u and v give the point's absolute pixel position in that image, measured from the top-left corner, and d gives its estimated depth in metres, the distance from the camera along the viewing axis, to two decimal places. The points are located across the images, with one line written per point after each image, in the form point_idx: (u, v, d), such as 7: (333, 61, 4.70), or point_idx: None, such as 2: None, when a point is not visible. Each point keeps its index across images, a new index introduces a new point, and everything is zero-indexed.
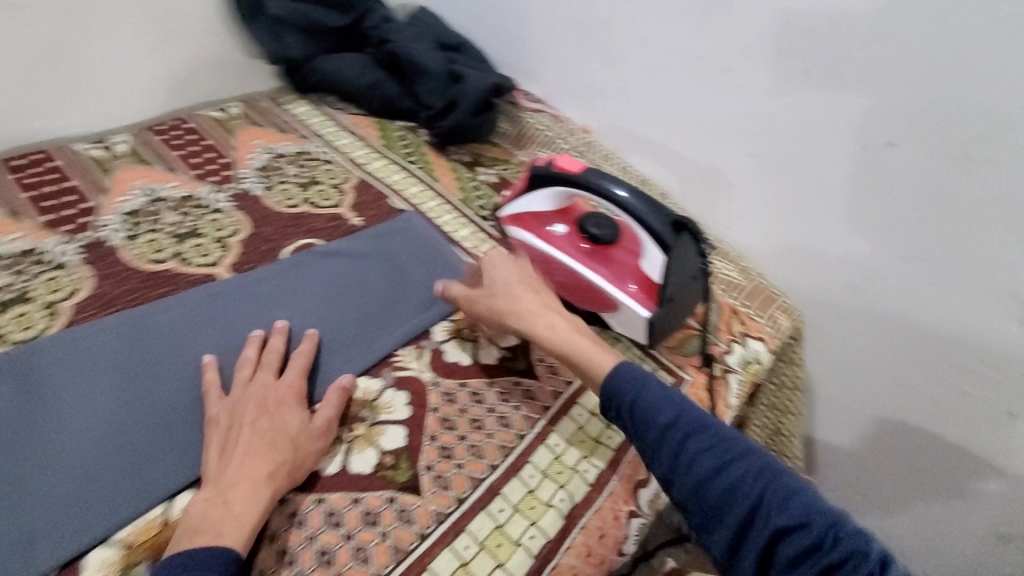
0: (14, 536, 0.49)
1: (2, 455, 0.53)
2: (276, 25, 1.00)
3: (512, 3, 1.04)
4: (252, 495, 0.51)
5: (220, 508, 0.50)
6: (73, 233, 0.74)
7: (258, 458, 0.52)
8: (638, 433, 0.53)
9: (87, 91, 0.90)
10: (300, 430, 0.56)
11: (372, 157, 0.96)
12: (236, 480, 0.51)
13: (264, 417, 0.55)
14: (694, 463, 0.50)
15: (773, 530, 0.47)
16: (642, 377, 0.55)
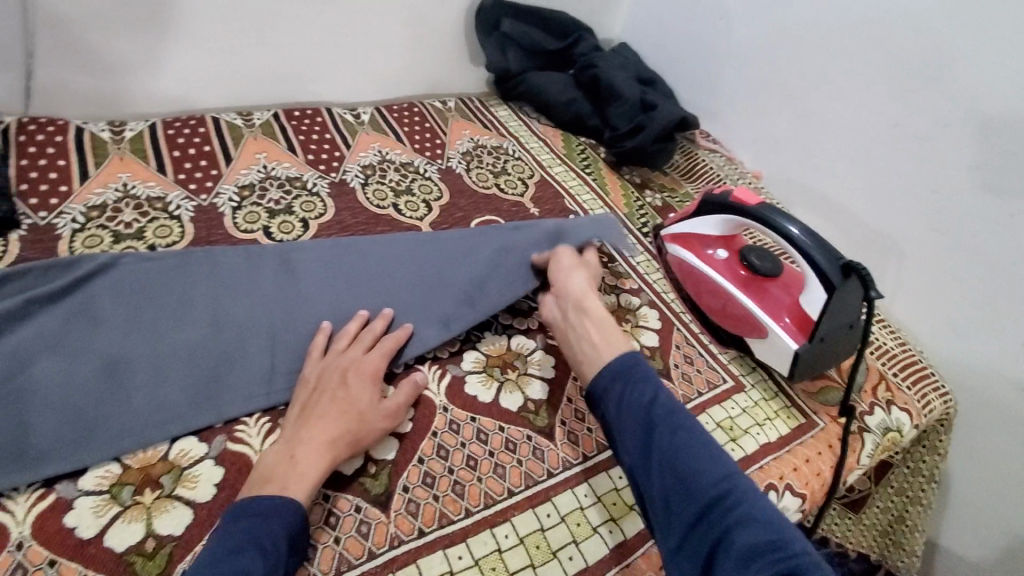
0: (261, 371, 0.64)
1: (262, 311, 0.68)
2: (504, 41, 1.16)
3: (712, 50, 1.12)
4: (317, 456, 0.55)
5: (288, 463, 0.54)
6: (326, 172, 0.94)
7: (329, 424, 0.57)
8: (632, 404, 0.55)
9: (353, 69, 1.12)
10: (371, 406, 0.59)
11: (555, 162, 1.09)
12: (305, 440, 0.56)
13: (342, 388, 0.60)
14: (673, 440, 0.53)
15: (736, 519, 0.48)
16: (649, 369, 0.58)
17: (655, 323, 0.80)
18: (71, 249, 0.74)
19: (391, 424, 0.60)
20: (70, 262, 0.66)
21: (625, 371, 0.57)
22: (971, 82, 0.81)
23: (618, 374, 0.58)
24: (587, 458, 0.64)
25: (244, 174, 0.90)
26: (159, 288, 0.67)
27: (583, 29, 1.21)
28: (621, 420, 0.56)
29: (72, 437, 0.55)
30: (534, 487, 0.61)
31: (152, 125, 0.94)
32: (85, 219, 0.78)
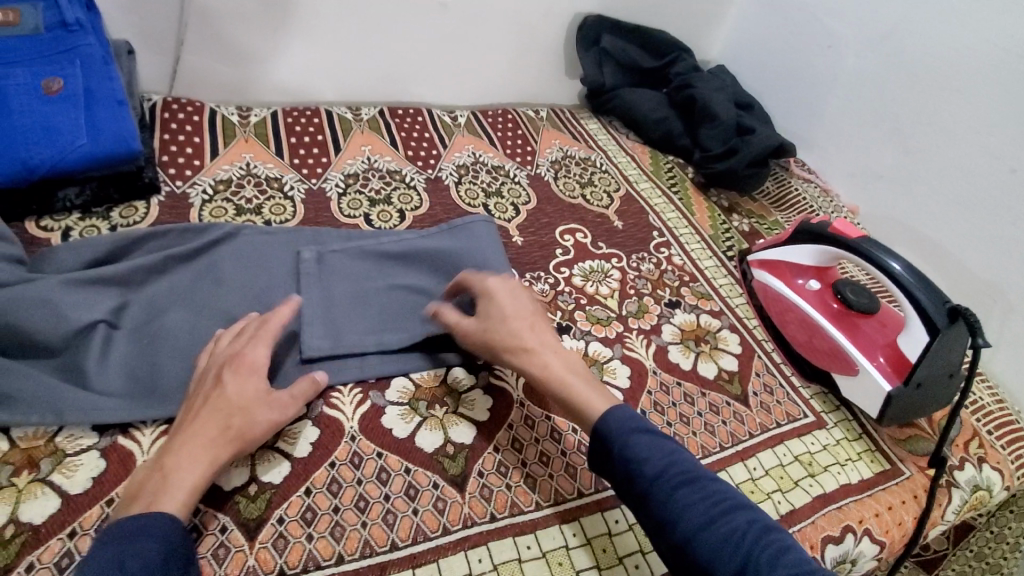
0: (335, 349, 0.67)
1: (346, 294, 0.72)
2: (602, 56, 1.18)
3: (816, 79, 1.10)
4: (190, 462, 0.51)
5: (157, 476, 0.50)
6: (424, 168, 1.00)
7: (202, 429, 0.52)
8: (631, 475, 0.52)
9: (455, 74, 1.17)
10: (254, 398, 0.55)
11: (641, 178, 1.09)
12: (176, 449, 0.51)
13: (211, 390, 0.54)
14: (683, 507, 0.50)
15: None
16: (636, 426, 0.54)
17: (735, 347, 0.79)
18: (201, 218, 0.82)
19: (280, 414, 0.56)
20: (201, 228, 0.73)
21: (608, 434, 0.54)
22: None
23: (604, 438, 0.55)
24: (544, 504, 0.59)
25: (351, 163, 0.97)
26: (272, 258, 0.74)
27: (683, 49, 1.21)
28: (627, 489, 0.53)
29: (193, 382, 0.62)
30: (589, 496, 0.61)
31: (274, 113, 1.02)
32: (213, 192, 0.86)
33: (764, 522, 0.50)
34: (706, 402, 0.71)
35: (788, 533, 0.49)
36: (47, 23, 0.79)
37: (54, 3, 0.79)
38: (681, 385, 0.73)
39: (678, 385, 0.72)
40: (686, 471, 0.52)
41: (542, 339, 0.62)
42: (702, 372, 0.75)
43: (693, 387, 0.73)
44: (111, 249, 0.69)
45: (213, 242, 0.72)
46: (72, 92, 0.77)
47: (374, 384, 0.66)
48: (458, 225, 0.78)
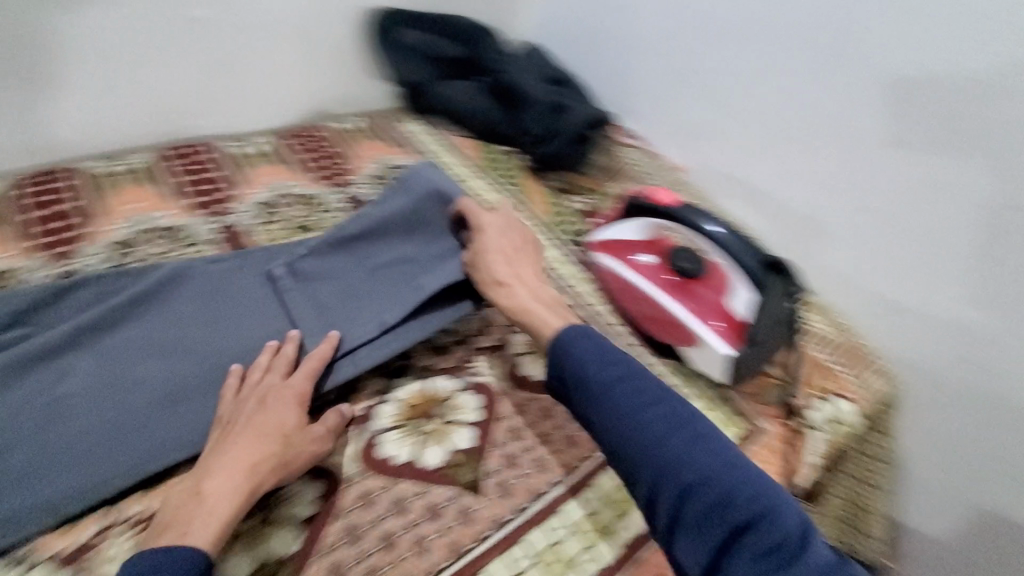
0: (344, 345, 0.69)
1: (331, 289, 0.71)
2: (406, 52, 1.09)
3: (623, 44, 1.09)
4: (224, 487, 0.54)
5: (192, 503, 0.53)
6: (214, 216, 0.86)
7: (246, 450, 0.56)
8: (582, 382, 0.59)
9: (240, 96, 1.01)
10: (295, 428, 0.60)
11: (472, 175, 1.02)
12: (216, 473, 0.55)
13: (260, 414, 0.59)
14: (623, 407, 0.56)
15: (681, 486, 0.52)
16: (593, 338, 0.61)
17: None
18: None
19: (317, 447, 0.60)
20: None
21: (559, 354, 0.61)
22: (886, 52, 0.79)
23: (557, 357, 0.62)
24: (487, 536, 0.59)
25: (117, 231, 0.81)
26: (175, 305, 0.68)
27: (487, 32, 1.15)
28: (576, 397, 0.60)
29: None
30: (573, 477, 0.65)
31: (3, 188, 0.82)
32: None
33: (697, 421, 0.56)
34: (563, 412, 0.71)
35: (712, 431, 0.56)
36: None
37: None
38: (536, 401, 0.71)
39: (531, 402, 0.70)
40: (626, 378, 0.58)
41: (513, 272, 0.71)
42: None
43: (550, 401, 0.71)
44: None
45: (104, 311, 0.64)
46: None
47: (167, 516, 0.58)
48: (410, 182, 0.77)
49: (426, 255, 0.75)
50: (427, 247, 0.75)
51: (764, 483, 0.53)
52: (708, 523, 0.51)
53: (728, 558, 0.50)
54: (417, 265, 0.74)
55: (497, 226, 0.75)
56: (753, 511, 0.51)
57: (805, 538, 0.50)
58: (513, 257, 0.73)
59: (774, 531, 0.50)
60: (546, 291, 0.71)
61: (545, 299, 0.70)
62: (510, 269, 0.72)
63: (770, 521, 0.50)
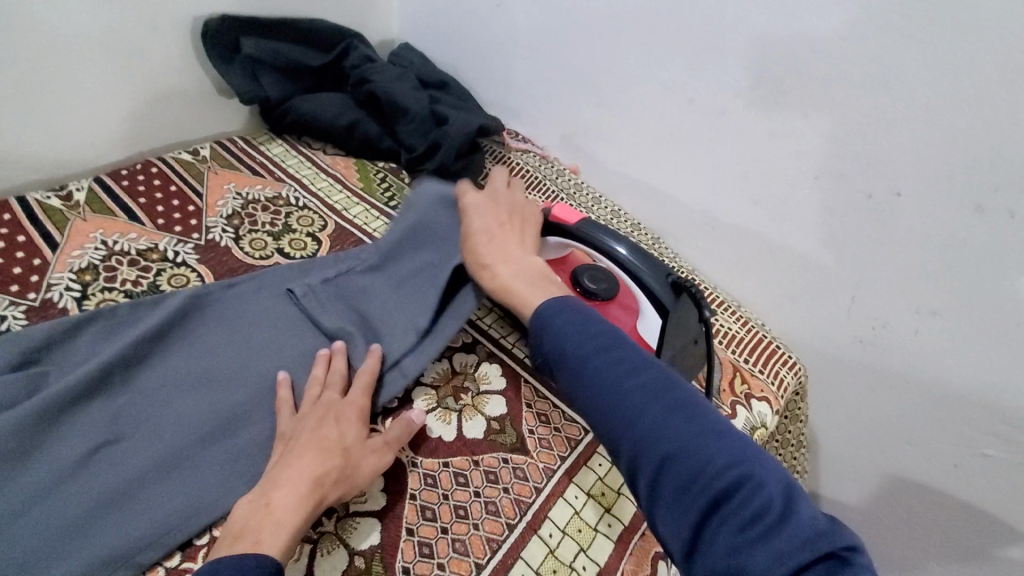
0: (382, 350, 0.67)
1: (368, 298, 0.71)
2: (253, 65, 0.93)
3: (501, 40, 1.01)
4: (297, 497, 0.51)
5: (263, 510, 0.51)
6: (21, 294, 0.69)
7: (310, 462, 0.53)
8: (560, 355, 0.54)
9: (40, 136, 0.82)
10: (355, 441, 0.57)
11: (351, 202, 0.91)
12: (281, 483, 0.52)
13: (323, 425, 0.57)
14: (601, 376, 0.51)
15: (659, 459, 0.45)
16: (578, 308, 0.56)
17: (499, 382, 0.70)
18: None
19: (380, 460, 0.57)
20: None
21: (537, 329, 0.56)
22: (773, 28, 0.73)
23: (539, 333, 0.57)
24: None
25: None
26: (204, 339, 0.66)
27: (348, 35, 1.01)
28: (557, 372, 0.55)
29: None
30: (561, 468, 0.64)
31: None
32: None
33: (684, 389, 0.49)
34: (481, 472, 0.62)
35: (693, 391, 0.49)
36: None
37: None
38: (449, 466, 0.62)
39: (444, 468, 0.61)
40: (610, 347, 0.52)
41: (501, 251, 0.65)
42: (469, 436, 0.64)
43: (463, 461, 0.62)
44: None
45: (132, 343, 0.62)
46: None
47: None
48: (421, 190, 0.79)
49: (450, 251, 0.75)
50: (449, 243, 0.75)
51: (750, 444, 0.45)
52: (690, 497, 0.44)
53: (706, 540, 0.42)
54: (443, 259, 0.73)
55: (480, 208, 0.69)
56: (739, 481, 0.43)
57: (799, 506, 0.41)
58: (498, 232, 0.67)
59: (761, 498, 0.42)
60: (530, 265, 0.63)
61: (529, 276, 0.62)
62: (495, 249, 0.65)
63: (758, 487, 0.42)
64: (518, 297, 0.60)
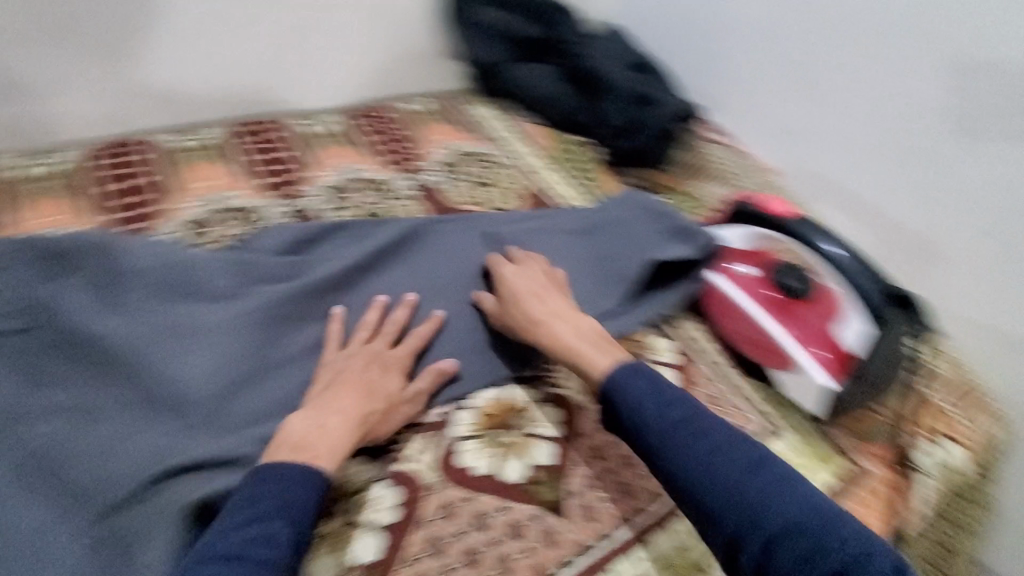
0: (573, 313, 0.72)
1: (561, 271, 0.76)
2: (484, 32, 1.04)
3: (717, 31, 1.02)
4: (344, 431, 0.54)
5: (316, 431, 0.54)
6: (288, 198, 0.83)
7: (353, 403, 0.56)
8: (641, 423, 0.55)
9: (311, 72, 0.99)
10: (397, 391, 0.59)
11: (547, 168, 0.97)
12: (330, 413, 0.55)
13: (370, 372, 0.59)
14: (691, 449, 0.53)
15: (766, 536, 0.48)
16: (654, 377, 0.58)
17: (671, 356, 0.73)
18: None
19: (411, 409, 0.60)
20: (48, 304, 0.60)
21: (611, 397, 0.58)
22: None
23: (610, 399, 0.58)
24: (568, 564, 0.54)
25: (190, 208, 0.78)
26: (412, 262, 0.74)
27: (563, 13, 1.07)
28: (631, 440, 0.56)
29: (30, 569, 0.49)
30: (637, 524, 0.57)
31: (84, 155, 0.82)
32: None
33: (775, 466, 0.52)
34: None
35: (784, 467, 0.52)
36: None
37: None
38: None
39: None
40: (691, 421, 0.54)
41: (552, 310, 0.65)
42: None
43: None
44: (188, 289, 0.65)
45: (369, 255, 0.72)
46: None
47: None
48: (624, 199, 0.83)
49: (644, 245, 0.78)
50: (638, 239, 0.79)
51: (850, 520, 0.49)
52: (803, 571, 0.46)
53: None
54: (635, 253, 0.77)
55: (521, 272, 0.69)
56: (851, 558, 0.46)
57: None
58: (551, 292, 0.67)
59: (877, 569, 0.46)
60: (589, 326, 0.64)
61: (591, 334, 0.63)
62: (547, 308, 0.65)
63: (867, 558, 0.46)
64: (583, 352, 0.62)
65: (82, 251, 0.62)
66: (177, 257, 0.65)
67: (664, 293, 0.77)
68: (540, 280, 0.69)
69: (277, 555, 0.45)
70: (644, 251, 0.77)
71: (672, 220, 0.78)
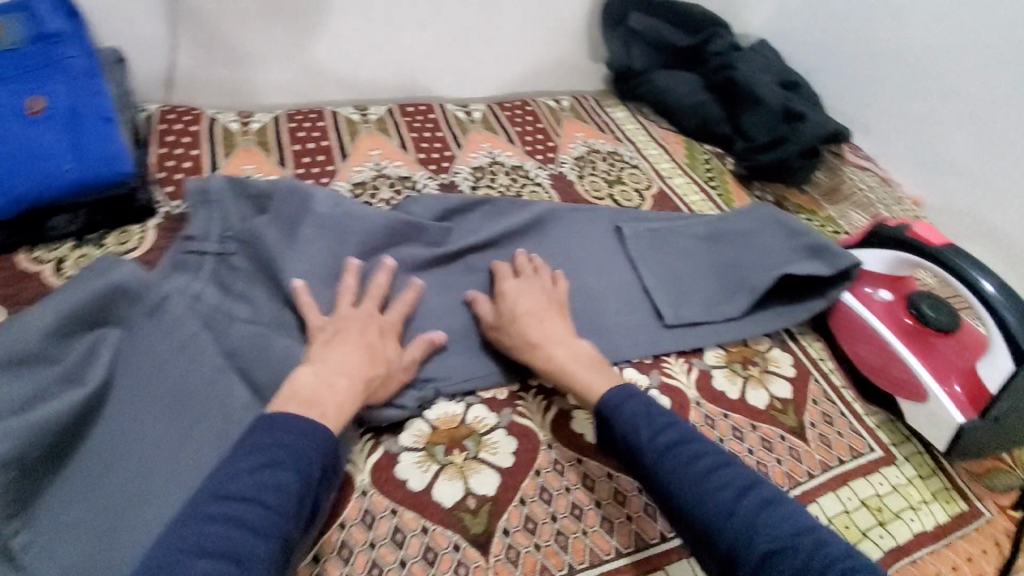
0: (692, 310, 0.74)
1: (683, 271, 0.79)
2: (631, 36, 1.08)
3: (885, 64, 1.05)
4: (352, 390, 0.55)
5: (326, 385, 0.54)
6: (436, 172, 0.92)
7: (358, 362, 0.57)
8: (633, 442, 0.55)
9: (466, 64, 1.09)
10: (397, 356, 0.61)
11: (675, 173, 0.99)
12: (338, 370, 0.56)
13: (369, 336, 0.61)
14: (682, 469, 0.52)
15: (760, 555, 0.46)
16: (647, 398, 0.59)
17: (788, 369, 0.73)
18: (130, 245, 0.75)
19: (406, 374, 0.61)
20: (251, 235, 0.70)
21: (604, 416, 0.58)
22: None
23: (605, 417, 0.58)
24: (667, 537, 0.58)
25: (357, 171, 0.90)
26: (541, 242, 0.80)
27: (717, 24, 1.09)
28: (624, 457, 0.56)
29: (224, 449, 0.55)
30: (638, 553, 0.57)
31: (278, 117, 0.96)
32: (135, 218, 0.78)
33: (765, 487, 0.51)
34: (757, 436, 0.66)
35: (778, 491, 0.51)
36: (28, 36, 0.75)
37: (35, 13, 0.76)
38: (729, 418, 0.66)
39: (725, 417, 0.66)
40: (682, 441, 0.54)
41: (547, 334, 0.64)
42: (751, 401, 0.69)
43: (741, 419, 0.67)
44: (358, 235, 0.72)
45: (509, 229, 0.78)
46: (56, 111, 0.73)
47: (386, 428, 0.60)
48: (755, 209, 0.84)
49: (771, 257, 0.78)
50: (765, 251, 0.79)
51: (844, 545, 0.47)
52: None
53: None
54: (761, 264, 0.78)
55: (519, 287, 0.69)
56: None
57: None
58: (551, 314, 0.67)
59: None
60: (586, 352, 0.64)
61: (588, 361, 0.63)
62: (544, 329, 0.65)
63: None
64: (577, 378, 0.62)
65: (281, 195, 0.73)
66: (354, 206, 0.74)
67: (790, 308, 0.77)
68: (538, 295, 0.68)
69: (286, 502, 0.46)
70: (773, 263, 0.77)
71: (805, 237, 0.78)
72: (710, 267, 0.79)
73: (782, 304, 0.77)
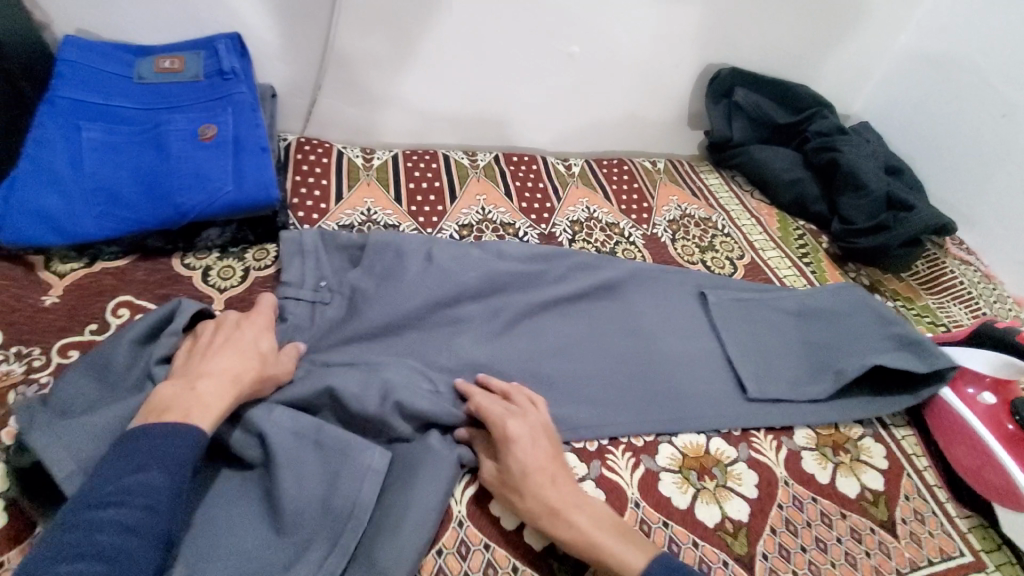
0: (782, 386, 0.75)
1: (769, 344, 0.79)
2: (732, 109, 1.11)
3: (991, 160, 1.03)
4: (220, 390, 0.55)
5: (188, 392, 0.53)
6: (537, 222, 0.98)
7: (229, 363, 0.57)
8: None
9: (570, 121, 1.16)
10: (269, 350, 0.62)
11: (767, 245, 1.01)
12: (207, 373, 0.56)
13: (235, 333, 0.61)
14: None
15: None
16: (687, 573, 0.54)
17: (881, 461, 0.71)
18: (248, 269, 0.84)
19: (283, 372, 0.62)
20: None
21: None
22: None
23: None
24: None
25: (465, 213, 0.97)
26: (627, 297, 0.82)
27: (821, 105, 1.13)
28: None
29: (292, 451, 0.58)
30: None
31: (395, 156, 1.05)
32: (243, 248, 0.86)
33: None
34: (846, 525, 0.65)
35: None
36: (206, 72, 0.88)
37: (216, 54, 0.89)
38: (818, 502, 0.66)
39: (814, 501, 0.66)
40: None
41: (565, 492, 0.57)
42: (841, 490, 0.68)
43: (831, 505, 0.66)
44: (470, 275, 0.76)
45: (606, 284, 0.82)
46: (223, 139, 0.84)
47: None
48: (840, 290, 0.85)
49: (862, 343, 0.78)
50: (851, 333, 0.79)
51: None
52: None
53: None
54: (850, 350, 0.77)
55: (521, 429, 0.60)
56: None
57: None
58: (558, 466, 0.59)
59: None
60: (602, 508, 0.58)
61: (609, 522, 0.57)
62: (559, 486, 0.57)
63: None
64: (604, 544, 0.55)
65: (374, 248, 0.76)
66: (466, 248, 0.79)
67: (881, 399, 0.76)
68: (537, 441, 0.60)
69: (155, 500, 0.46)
70: (864, 349, 0.77)
71: (898, 328, 0.78)
72: (801, 345, 0.79)
73: (874, 393, 0.76)
